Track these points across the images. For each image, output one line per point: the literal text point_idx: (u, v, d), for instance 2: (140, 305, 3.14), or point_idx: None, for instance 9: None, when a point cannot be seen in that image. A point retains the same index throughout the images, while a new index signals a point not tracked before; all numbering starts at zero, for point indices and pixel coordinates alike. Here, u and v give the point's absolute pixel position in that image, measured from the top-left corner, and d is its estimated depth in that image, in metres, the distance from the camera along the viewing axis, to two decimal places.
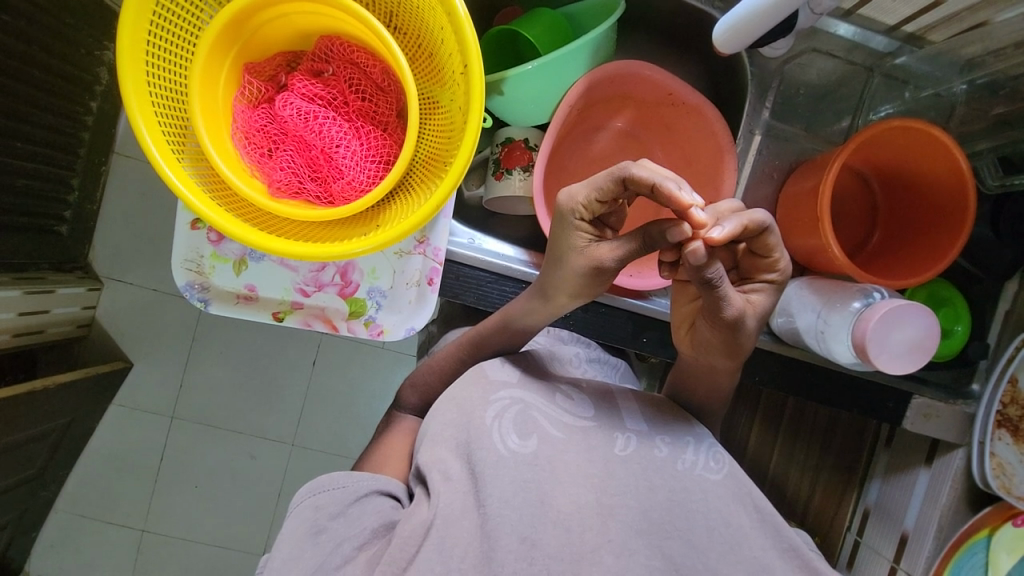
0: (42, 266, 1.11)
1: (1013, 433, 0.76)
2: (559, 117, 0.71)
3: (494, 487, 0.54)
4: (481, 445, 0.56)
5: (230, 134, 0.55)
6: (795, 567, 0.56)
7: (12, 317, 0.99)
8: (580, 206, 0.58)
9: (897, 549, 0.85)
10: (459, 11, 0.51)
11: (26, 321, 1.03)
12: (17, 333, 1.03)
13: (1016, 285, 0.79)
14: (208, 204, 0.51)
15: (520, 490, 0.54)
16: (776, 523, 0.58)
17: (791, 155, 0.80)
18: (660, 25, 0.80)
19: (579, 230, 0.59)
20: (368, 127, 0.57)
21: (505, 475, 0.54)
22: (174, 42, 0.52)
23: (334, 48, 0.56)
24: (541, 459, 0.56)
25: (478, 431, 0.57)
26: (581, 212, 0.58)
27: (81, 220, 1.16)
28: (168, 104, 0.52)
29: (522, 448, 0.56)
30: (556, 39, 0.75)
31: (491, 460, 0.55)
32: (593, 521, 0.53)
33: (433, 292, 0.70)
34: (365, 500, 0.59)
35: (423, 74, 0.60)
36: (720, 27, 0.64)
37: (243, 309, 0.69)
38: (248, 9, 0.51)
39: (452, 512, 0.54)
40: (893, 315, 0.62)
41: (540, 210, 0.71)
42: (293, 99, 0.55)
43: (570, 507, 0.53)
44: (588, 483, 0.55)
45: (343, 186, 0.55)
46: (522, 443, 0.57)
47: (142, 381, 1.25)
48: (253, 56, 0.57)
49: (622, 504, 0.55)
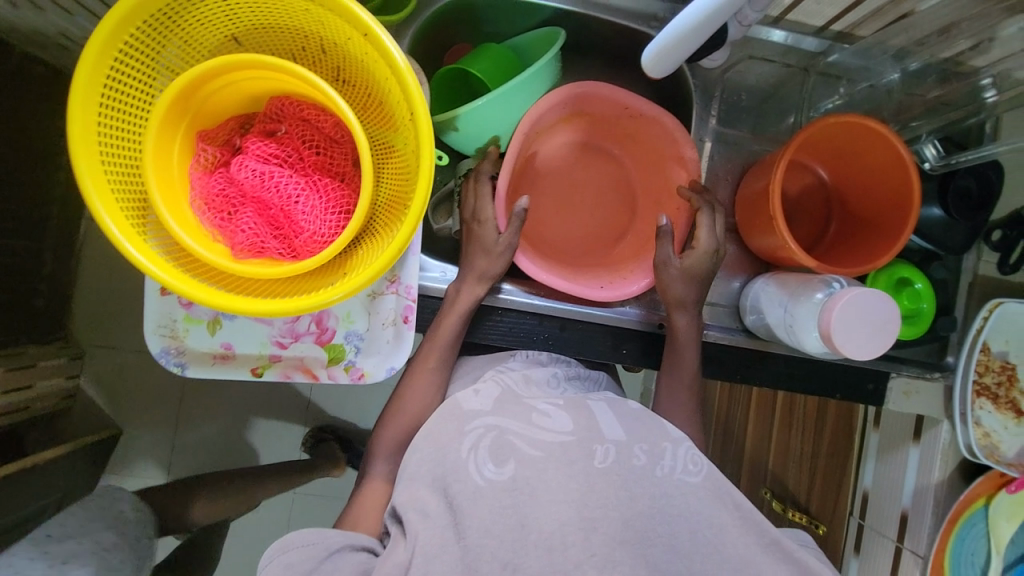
0: (21, 339, 1.08)
1: (992, 401, 0.81)
2: (514, 146, 0.72)
3: (472, 516, 0.52)
4: (458, 478, 0.55)
5: (188, 202, 0.56)
6: (778, 561, 0.55)
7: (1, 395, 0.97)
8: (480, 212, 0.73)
9: (899, 528, 0.88)
10: (398, 63, 0.52)
11: (13, 398, 1.01)
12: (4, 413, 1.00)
13: (973, 257, 0.82)
14: (171, 273, 0.51)
15: (499, 517, 0.52)
16: (759, 520, 0.56)
17: (741, 158, 0.83)
18: (603, 47, 0.83)
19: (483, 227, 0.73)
20: (325, 179, 0.58)
21: (481, 506, 0.53)
22: (125, 122, 0.53)
23: (284, 108, 0.57)
24: (520, 483, 0.54)
25: (454, 465, 0.56)
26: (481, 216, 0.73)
27: (57, 291, 1.16)
28: (124, 181, 0.53)
29: (498, 475, 0.55)
30: (503, 72, 0.78)
31: (468, 492, 0.54)
32: (575, 537, 0.51)
33: (410, 330, 0.71)
34: (336, 557, 0.56)
35: (376, 123, 0.61)
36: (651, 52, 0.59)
37: (220, 368, 0.69)
38: (193, 82, 0.53)
39: (432, 547, 0.51)
40: (853, 302, 0.63)
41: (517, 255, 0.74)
42: (247, 162, 0.55)
43: (552, 526, 0.51)
44: (567, 498, 0.53)
45: (305, 240, 0.56)
46: (498, 471, 0.55)
47: (134, 446, 1.23)
48: (206, 124, 0.58)
49: (603, 515, 0.52)
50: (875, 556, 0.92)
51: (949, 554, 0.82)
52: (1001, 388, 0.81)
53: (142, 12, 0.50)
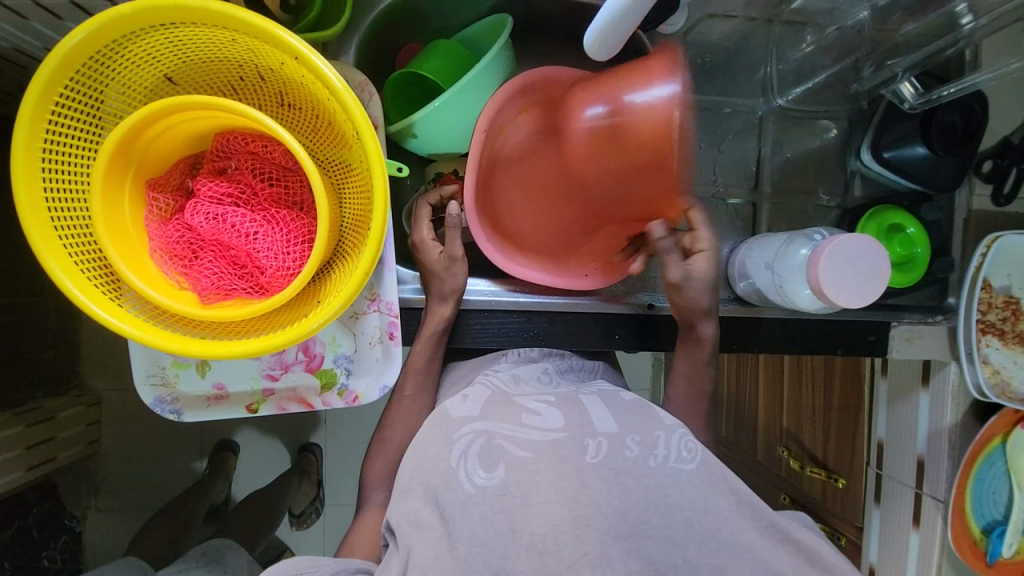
0: (38, 393, 1.10)
1: (999, 337, 0.79)
2: (476, 144, 0.70)
3: (463, 526, 0.50)
4: (448, 487, 0.53)
5: (149, 254, 0.55)
6: (779, 543, 0.54)
7: (20, 452, 0.98)
8: (422, 237, 0.73)
9: (917, 475, 0.87)
10: (335, 83, 0.51)
11: (35, 452, 1.02)
12: (29, 467, 1.01)
13: (965, 192, 0.80)
14: (142, 328, 0.51)
15: (490, 525, 0.50)
16: (755, 504, 0.55)
17: (712, 123, 0.81)
18: (558, 26, 0.80)
19: (429, 247, 0.72)
20: (283, 211, 0.57)
21: (472, 515, 0.51)
22: (72, 181, 0.52)
23: (230, 143, 0.56)
24: (512, 487, 0.52)
25: (443, 474, 0.54)
26: (425, 238, 0.73)
27: (66, 340, 1.16)
28: (83, 242, 0.52)
29: (489, 480, 0.53)
30: (455, 69, 0.75)
31: (459, 500, 0.52)
32: (568, 537, 0.49)
33: (397, 346, 0.71)
34: None
35: (328, 144, 0.60)
36: (590, 34, 0.55)
37: (215, 409, 0.70)
38: (132, 131, 0.51)
39: (425, 562, 0.49)
40: (839, 254, 0.62)
41: (493, 255, 0.72)
42: (201, 206, 0.55)
43: (544, 528, 0.50)
44: (561, 497, 0.51)
45: (271, 276, 0.55)
46: (488, 476, 0.53)
47: (161, 479, 1.26)
48: (155, 170, 0.57)
49: (598, 511, 0.51)
50: (895, 506, 0.91)
51: (970, 497, 0.82)
52: (1006, 324, 0.79)
53: (67, 68, 0.49)
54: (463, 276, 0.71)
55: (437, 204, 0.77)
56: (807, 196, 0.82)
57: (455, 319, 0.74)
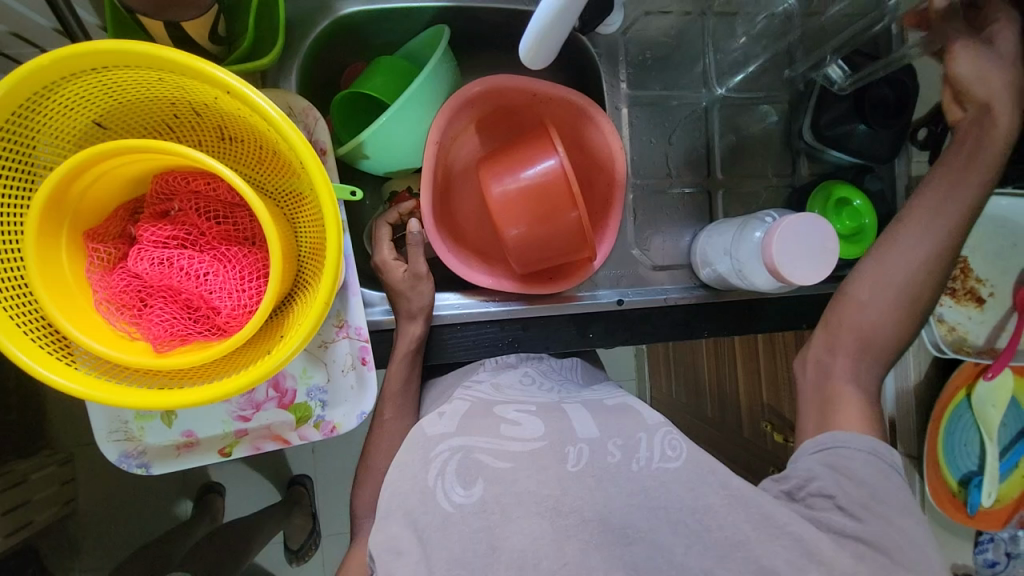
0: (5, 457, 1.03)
1: (952, 295, 0.83)
2: (429, 157, 0.70)
3: (441, 547, 0.50)
4: (426, 509, 0.52)
5: (94, 306, 0.53)
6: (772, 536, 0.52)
7: None
8: (385, 258, 0.72)
9: (892, 435, 0.90)
10: (272, 114, 0.50)
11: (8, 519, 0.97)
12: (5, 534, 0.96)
13: (903, 161, 0.84)
14: (94, 386, 0.49)
15: (469, 544, 0.50)
16: (742, 491, 0.54)
17: (662, 116, 0.83)
18: (501, 35, 0.81)
19: (392, 268, 0.71)
20: (234, 248, 0.55)
21: (449, 536, 0.50)
22: (2, 239, 0.50)
23: (171, 184, 0.54)
24: (490, 503, 0.52)
25: (422, 494, 0.53)
26: (388, 259, 0.72)
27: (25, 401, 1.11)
28: (21, 302, 0.50)
29: (468, 497, 0.52)
30: (401, 86, 0.75)
31: (437, 520, 0.52)
32: (548, 549, 0.49)
33: (371, 370, 0.70)
34: None
35: (275, 174, 0.58)
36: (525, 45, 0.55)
37: (187, 457, 0.67)
38: (63, 182, 0.49)
39: None
40: (788, 235, 0.64)
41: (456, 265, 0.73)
42: (145, 251, 0.53)
43: (524, 542, 0.49)
44: (541, 509, 0.51)
45: (227, 317, 0.54)
46: (467, 493, 0.52)
47: (145, 533, 1.21)
48: (94, 220, 0.55)
49: (579, 520, 0.51)
50: None
51: (944, 453, 0.85)
52: (957, 282, 0.83)
53: None
54: (430, 294, 0.71)
55: (397, 223, 0.76)
56: (758, 178, 0.85)
57: (427, 335, 0.74)
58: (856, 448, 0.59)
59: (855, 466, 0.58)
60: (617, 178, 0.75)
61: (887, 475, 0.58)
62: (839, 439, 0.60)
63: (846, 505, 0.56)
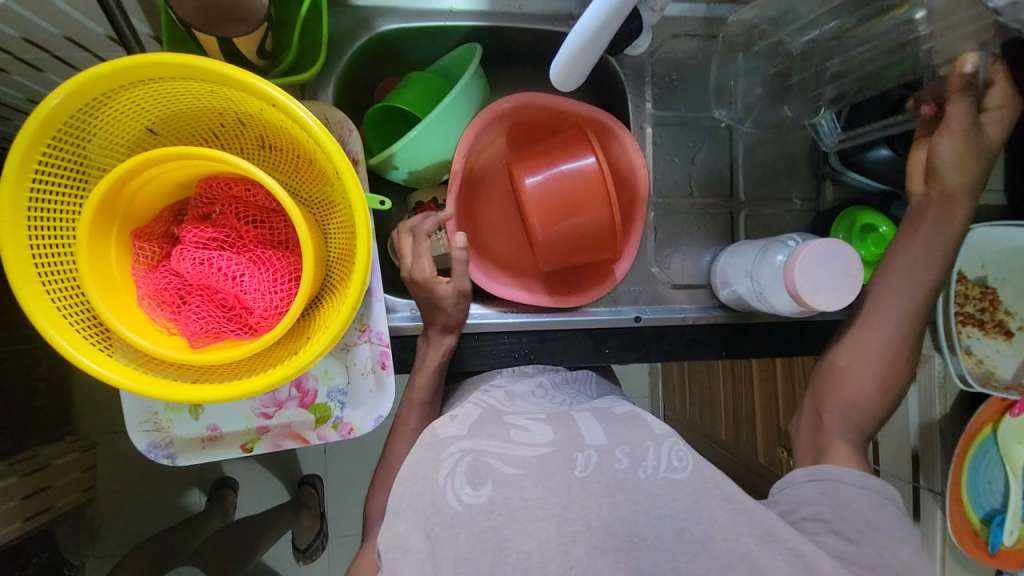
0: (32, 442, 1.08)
1: (980, 327, 0.81)
2: (456, 171, 0.72)
3: (449, 546, 0.51)
4: (436, 508, 0.53)
5: (136, 302, 0.56)
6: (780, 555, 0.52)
7: (18, 503, 0.98)
8: (427, 274, 0.70)
9: (913, 468, 0.88)
10: (313, 126, 0.52)
11: (32, 502, 1.02)
12: (27, 517, 1.01)
13: None
14: (132, 377, 0.52)
15: (476, 544, 0.51)
16: (752, 513, 0.54)
17: (686, 137, 0.84)
18: (531, 54, 0.83)
19: (436, 285, 0.70)
20: (268, 252, 0.58)
21: (458, 535, 0.51)
22: (57, 235, 0.53)
23: (214, 189, 0.57)
24: (499, 504, 0.52)
25: (432, 493, 0.54)
26: (430, 275, 0.70)
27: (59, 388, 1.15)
28: (70, 295, 0.53)
29: (477, 498, 0.53)
30: (432, 101, 0.78)
31: (446, 519, 0.52)
32: (555, 553, 0.50)
33: (390, 375, 0.71)
34: None
35: (310, 182, 0.61)
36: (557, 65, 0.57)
37: (210, 450, 0.70)
38: (116, 184, 0.53)
39: None
40: (811, 257, 0.64)
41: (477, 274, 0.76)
42: (186, 251, 0.56)
43: (531, 545, 0.50)
44: (549, 513, 0.52)
45: (258, 316, 0.56)
46: (476, 494, 0.53)
47: (160, 523, 1.24)
48: (140, 220, 0.58)
49: (585, 526, 0.51)
50: None
51: (966, 487, 0.83)
52: (986, 314, 0.81)
53: (50, 128, 0.50)
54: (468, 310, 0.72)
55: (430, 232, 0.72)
56: (780, 201, 0.85)
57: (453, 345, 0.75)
58: (850, 482, 0.60)
59: (851, 497, 0.59)
60: (639, 196, 0.77)
61: (881, 508, 0.59)
62: (837, 472, 0.61)
63: (842, 531, 0.56)
